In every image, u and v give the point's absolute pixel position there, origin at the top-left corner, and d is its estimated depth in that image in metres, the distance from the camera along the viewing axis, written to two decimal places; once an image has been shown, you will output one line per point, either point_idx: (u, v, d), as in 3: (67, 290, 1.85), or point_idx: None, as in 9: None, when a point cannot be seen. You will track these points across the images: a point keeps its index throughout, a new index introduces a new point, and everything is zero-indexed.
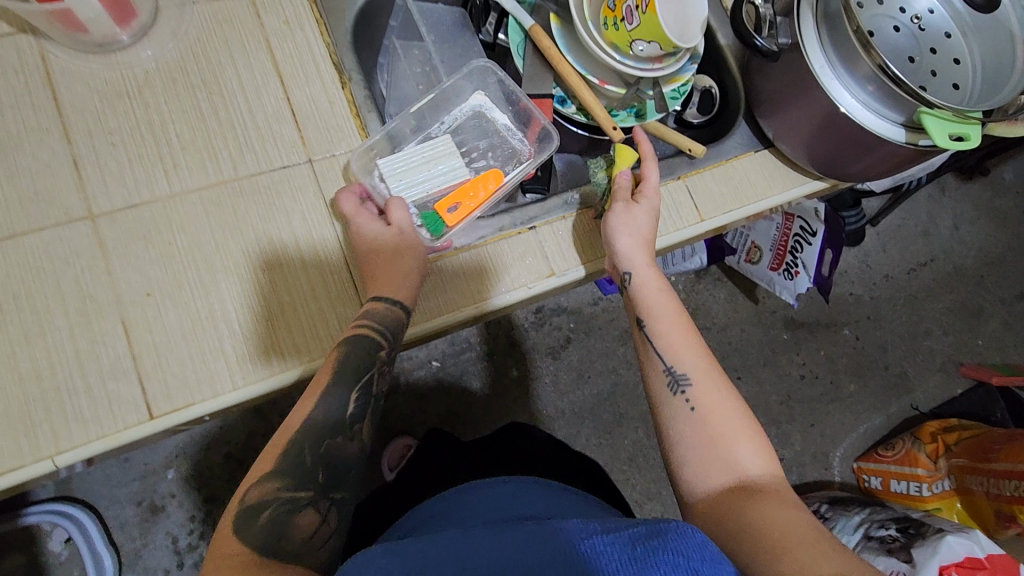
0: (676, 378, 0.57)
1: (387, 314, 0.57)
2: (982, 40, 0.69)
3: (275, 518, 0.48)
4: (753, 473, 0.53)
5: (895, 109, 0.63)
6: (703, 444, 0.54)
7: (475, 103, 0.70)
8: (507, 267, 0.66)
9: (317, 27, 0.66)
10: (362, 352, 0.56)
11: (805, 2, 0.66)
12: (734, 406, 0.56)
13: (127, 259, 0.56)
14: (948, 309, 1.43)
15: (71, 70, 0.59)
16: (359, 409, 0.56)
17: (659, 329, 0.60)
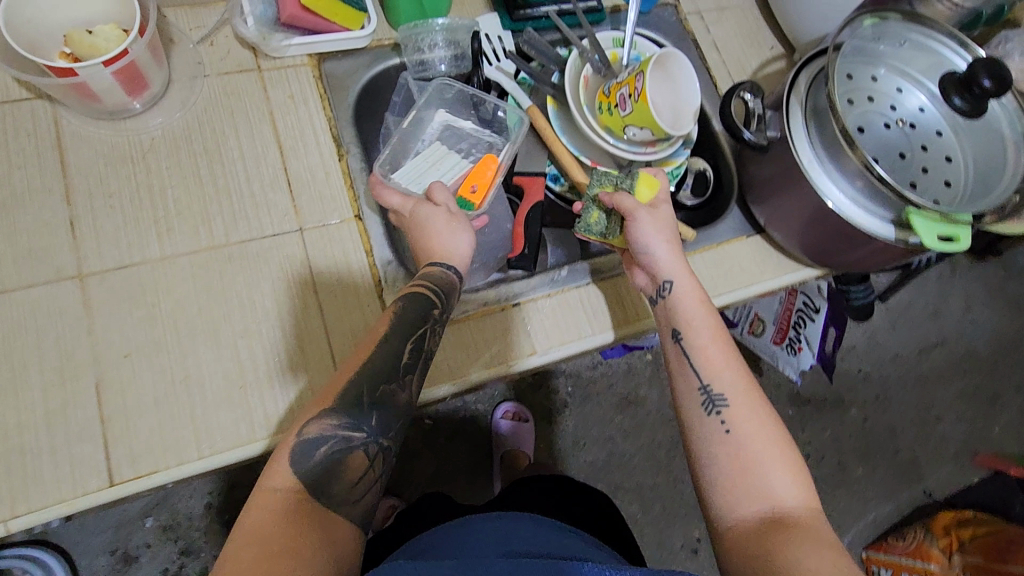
0: (711, 398, 0.55)
1: (442, 277, 0.57)
2: (973, 140, 0.70)
3: (328, 456, 0.47)
4: (787, 503, 0.50)
5: (882, 206, 0.64)
6: (738, 470, 0.51)
7: (441, 118, 0.75)
8: (524, 330, 0.67)
9: (320, 103, 0.70)
10: (419, 308, 0.55)
11: (794, 97, 0.68)
12: (771, 431, 0.53)
13: (111, 319, 0.57)
14: (961, 393, 1.38)
15: (81, 135, 0.62)
16: (411, 360, 0.53)
17: (698, 345, 0.57)
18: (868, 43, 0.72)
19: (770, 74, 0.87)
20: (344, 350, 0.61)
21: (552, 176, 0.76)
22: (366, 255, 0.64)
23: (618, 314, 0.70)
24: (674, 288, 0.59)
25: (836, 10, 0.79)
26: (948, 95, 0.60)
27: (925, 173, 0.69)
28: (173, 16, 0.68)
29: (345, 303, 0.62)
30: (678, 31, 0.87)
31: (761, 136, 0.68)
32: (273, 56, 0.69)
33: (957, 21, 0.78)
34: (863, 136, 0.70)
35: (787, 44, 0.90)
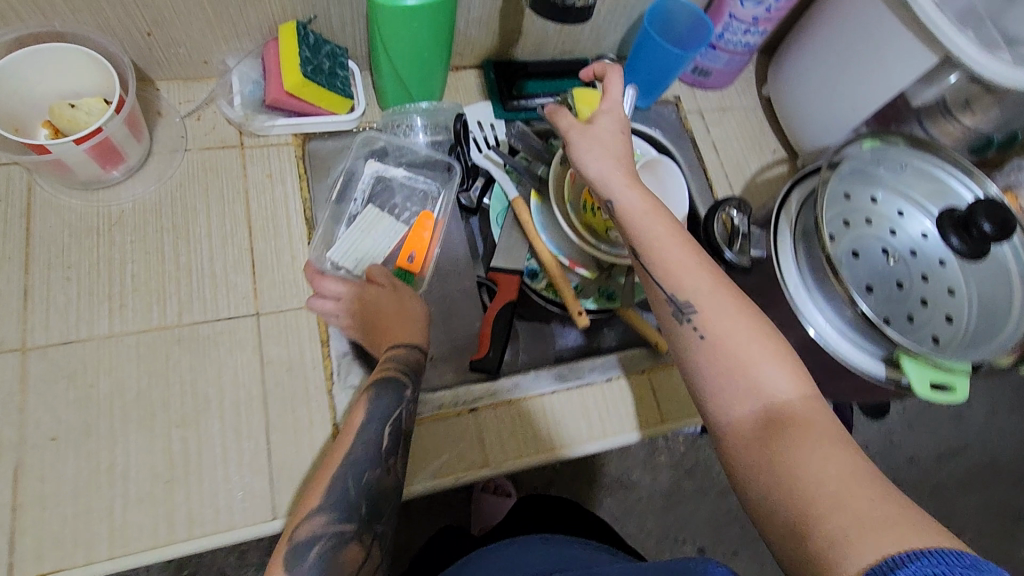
0: (679, 307, 0.50)
1: (407, 356, 0.57)
2: (979, 273, 0.64)
3: (321, 557, 0.45)
4: (781, 393, 0.45)
5: (872, 342, 0.60)
6: (718, 380, 0.47)
7: (373, 169, 0.72)
8: (514, 428, 0.64)
9: (298, 183, 0.69)
10: (390, 390, 0.54)
11: (783, 218, 0.64)
12: (745, 322, 0.48)
13: (44, 398, 0.55)
14: (983, 508, 1.26)
15: (51, 204, 0.62)
16: (392, 443, 0.52)
17: (658, 254, 0.52)
18: (867, 162, 0.68)
19: (769, 179, 0.84)
20: (283, 447, 0.58)
21: (530, 271, 0.73)
22: (321, 345, 0.62)
23: (583, 427, 0.66)
24: (619, 206, 0.53)
25: (839, 126, 0.76)
26: (945, 233, 0.57)
27: (924, 306, 0.64)
28: (166, 90, 0.69)
29: (292, 396, 0.60)
30: (677, 130, 0.85)
31: (745, 255, 0.64)
32: (257, 133, 0.69)
33: (965, 144, 0.75)
34: (857, 262, 0.65)
35: (789, 149, 0.87)
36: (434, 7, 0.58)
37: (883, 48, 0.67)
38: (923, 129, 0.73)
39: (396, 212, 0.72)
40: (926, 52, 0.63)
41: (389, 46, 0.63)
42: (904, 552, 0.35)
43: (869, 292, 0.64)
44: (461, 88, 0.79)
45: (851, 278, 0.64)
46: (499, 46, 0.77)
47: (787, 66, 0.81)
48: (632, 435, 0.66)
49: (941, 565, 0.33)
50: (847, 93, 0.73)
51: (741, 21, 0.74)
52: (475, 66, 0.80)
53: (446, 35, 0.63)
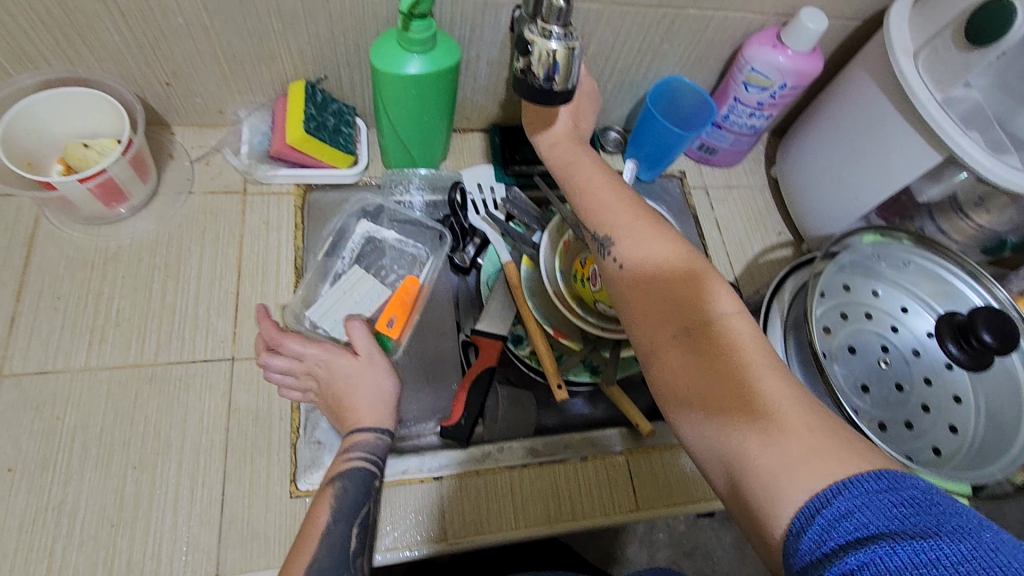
0: (600, 241, 0.51)
1: (375, 443, 0.54)
2: (989, 383, 0.60)
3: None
4: (712, 312, 0.45)
5: None
6: (644, 306, 0.47)
7: (363, 230, 0.71)
8: (482, 501, 0.61)
9: (293, 232, 0.70)
10: (358, 488, 0.51)
11: (774, 308, 0.62)
12: (663, 243, 0.49)
13: (9, 427, 0.55)
14: None
15: (54, 236, 0.64)
16: (358, 546, 0.49)
17: (584, 197, 0.54)
18: (869, 255, 0.65)
19: (772, 261, 0.82)
20: (236, 499, 0.56)
21: (514, 337, 0.72)
22: (291, 396, 0.61)
23: (551, 509, 0.62)
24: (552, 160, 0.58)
25: (843, 216, 0.74)
26: (942, 339, 0.54)
27: (925, 412, 0.60)
28: (181, 134, 0.72)
29: (252, 446, 0.58)
30: (680, 204, 0.85)
31: None
32: (260, 181, 0.71)
33: (978, 245, 0.71)
34: (853, 358, 0.62)
35: (795, 232, 0.85)
36: (432, 76, 0.60)
37: (887, 140, 0.66)
38: (935, 225, 0.70)
39: (383, 274, 0.70)
40: (931, 151, 0.62)
41: (391, 112, 0.65)
42: (827, 487, 0.35)
43: (865, 392, 0.61)
44: (464, 150, 0.80)
45: (844, 376, 0.61)
46: (504, 113, 0.79)
47: (794, 151, 0.80)
48: (614, 518, 0.63)
49: (858, 494, 0.34)
50: (853, 183, 0.71)
51: (746, 105, 0.74)
52: (482, 130, 0.81)
53: (446, 102, 0.65)
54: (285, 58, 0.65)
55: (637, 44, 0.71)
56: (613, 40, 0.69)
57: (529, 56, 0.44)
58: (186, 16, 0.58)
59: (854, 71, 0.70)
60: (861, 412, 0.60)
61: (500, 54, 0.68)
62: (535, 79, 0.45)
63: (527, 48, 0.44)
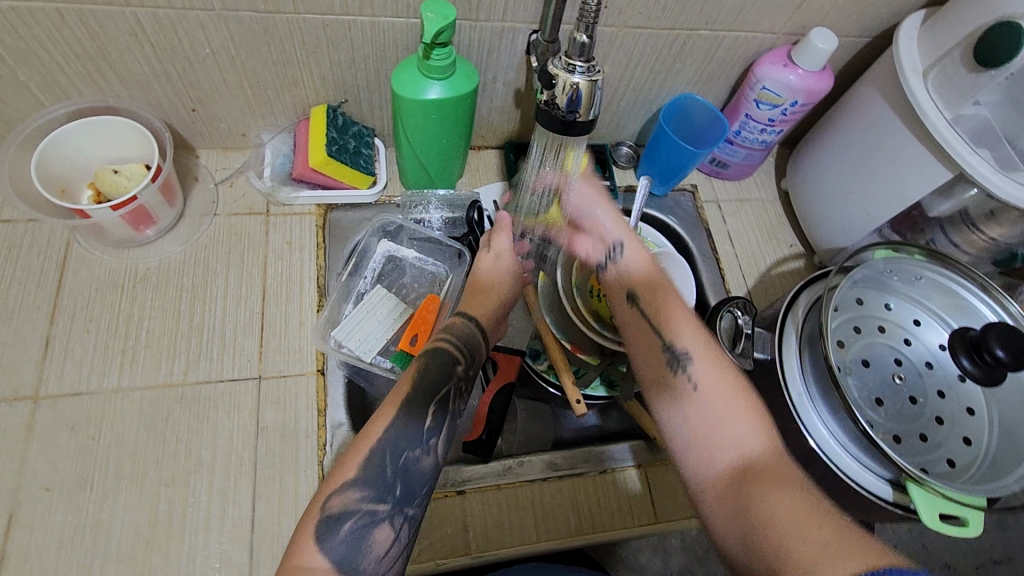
0: (674, 355, 0.56)
1: (464, 330, 0.61)
2: (1002, 396, 0.60)
3: (353, 532, 0.48)
4: (759, 445, 0.50)
5: (880, 464, 0.57)
6: (698, 454, 0.51)
7: (385, 250, 0.74)
8: (506, 517, 0.63)
9: (316, 251, 0.72)
10: (443, 365, 0.57)
11: (791, 324, 0.63)
12: (733, 381, 0.54)
13: (46, 447, 0.57)
14: None
15: (84, 260, 0.66)
16: (434, 425, 0.54)
17: (656, 311, 0.59)
18: (882, 269, 0.66)
19: (784, 274, 0.83)
20: (266, 514, 0.58)
21: (532, 352, 0.74)
22: (317, 413, 0.63)
23: (572, 523, 0.63)
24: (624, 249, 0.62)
25: (854, 230, 0.75)
26: (956, 353, 0.55)
27: (939, 424, 0.61)
28: (205, 157, 0.74)
29: (281, 463, 0.60)
30: (692, 218, 0.86)
31: (746, 359, 0.65)
32: (283, 203, 0.73)
33: (988, 257, 0.72)
34: (868, 371, 0.63)
35: (807, 244, 0.86)
36: (452, 101, 0.62)
37: (898, 156, 0.67)
38: (946, 237, 0.71)
39: (404, 292, 0.72)
40: (942, 168, 0.63)
41: (410, 135, 0.66)
42: None
43: (879, 405, 0.61)
44: (480, 168, 0.82)
45: (858, 387, 0.62)
46: (519, 131, 0.80)
47: (805, 165, 0.82)
48: (633, 529, 0.64)
49: None
50: (863, 198, 0.72)
51: (757, 121, 0.76)
52: (497, 147, 0.83)
53: (464, 125, 0.67)
54: (308, 84, 0.67)
55: (650, 64, 0.72)
56: (626, 60, 0.71)
57: (553, 88, 0.46)
58: (214, 46, 0.60)
59: (864, 88, 0.71)
60: (876, 425, 0.60)
61: (516, 76, 0.70)
62: (557, 109, 0.47)
63: (550, 81, 0.46)
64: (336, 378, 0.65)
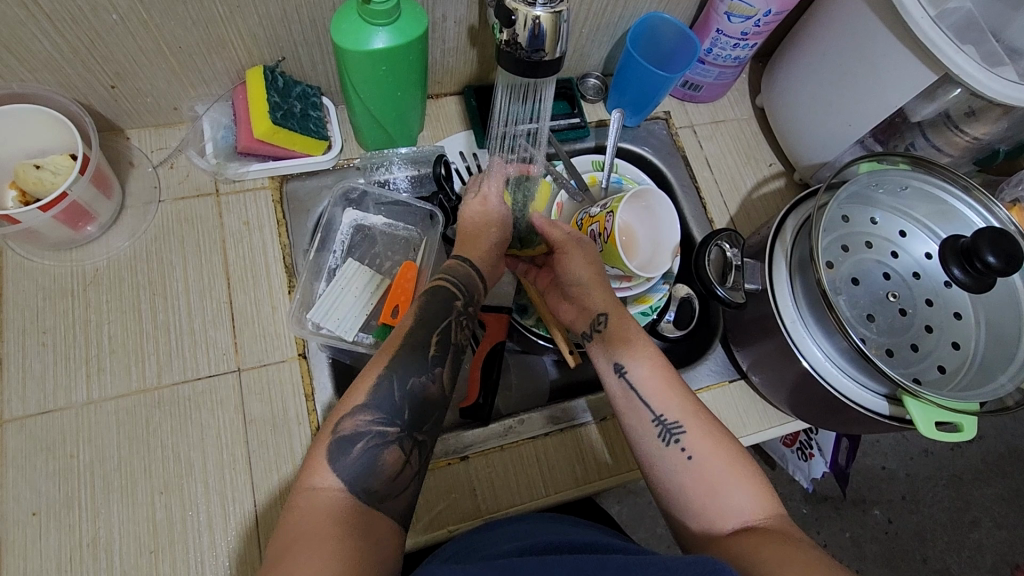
0: (667, 427, 0.53)
1: (459, 269, 0.58)
2: (988, 299, 0.59)
3: (366, 453, 0.46)
4: (759, 517, 0.48)
5: (874, 379, 0.58)
6: (697, 525, 0.49)
7: (351, 220, 0.69)
8: (516, 475, 0.62)
9: (277, 229, 0.67)
10: (440, 298, 0.55)
11: (780, 251, 0.62)
12: (726, 444, 0.52)
13: (23, 471, 0.54)
14: (999, 497, 1.20)
15: (24, 268, 0.61)
16: (439, 352, 0.52)
17: (645, 375, 0.56)
18: (868, 183, 0.63)
19: (766, 196, 0.82)
20: (269, 507, 0.56)
21: (519, 308, 0.72)
22: (306, 399, 0.60)
23: (580, 472, 0.64)
24: (609, 320, 0.59)
25: (835, 143, 0.73)
26: (947, 263, 0.55)
27: (928, 333, 0.59)
28: (137, 138, 0.68)
29: (275, 455, 0.58)
30: (668, 147, 0.82)
31: (738, 291, 0.63)
32: (233, 179, 0.67)
33: (971, 157, 0.70)
34: (857, 289, 0.61)
35: (786, 162, 0.84)
36: (401, 49, 0.56)
37: (878, 62, 0.64)
38: (928, 142, 0.68)
39: (378, 262, 0.69)
40: (926, 70, 0.60)
41: (361, 91, 0.60)
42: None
43: (870, 321, 0.59)
44: (441, 117, 0.76)
45: (849, 306, 0.60)
46: (477, 73, 0.74)
47: (780, 79, 0.78)
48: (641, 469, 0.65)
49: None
50: (844, 107, 0.70)
51: (729, 36, 0.71)
52: (456, 93, 0.77)
53: (418, 74, 0.61)
54: (237, 43, 0.60)
55: None
56: None
57: (513, 25, 0.43)
58: (121, 11, 0.52)
59: None
60: (869, 341, 0.58)
61: (467, 12, 0.63)
62: (520, 49, 0.44)
63: (510, 17, 0.43)
64: (319, 361, 0.63)
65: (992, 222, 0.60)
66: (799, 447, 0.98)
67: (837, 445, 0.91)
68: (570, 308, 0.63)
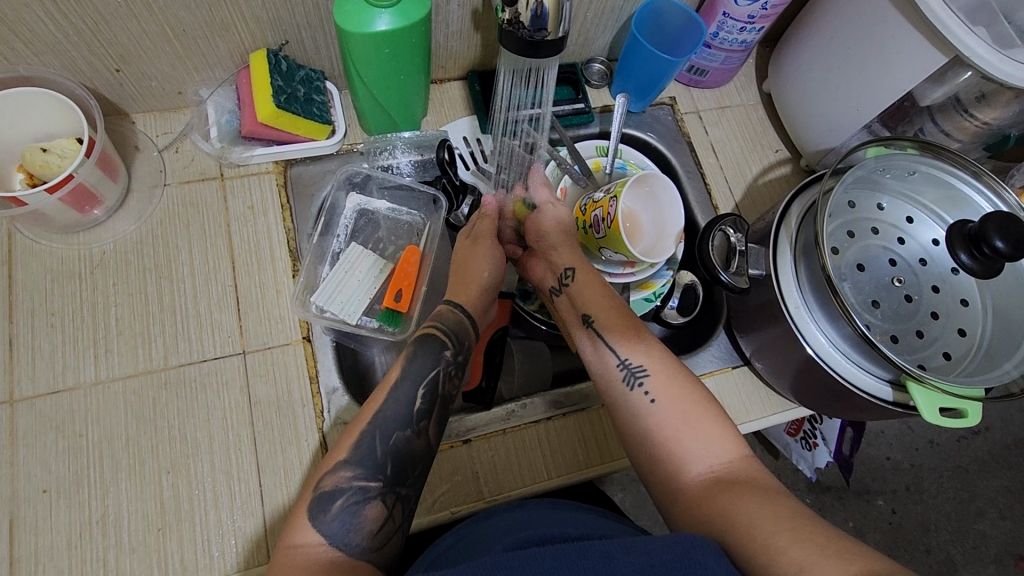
0: (631, 371, 0.55)
1: (448, 316, 0.58)
2: (996, 285, 0.59)
3: (346, 510, 0.46)
4: (722, 458, 0.49)
5: (862, 352, 0.57)
6: (667, 471, 0.50)
7: (354, 206, 0.70)
8: (517, 459, 0.63)
9: (281, 214, 0.67)
10: (431, 349, 0.55)
11: (783, 236, 0.61)
12: (688, 388, 0.53)
13: (34, 450, 0.55)
14: (1005, 489, 1.19)
15: (32, 250, 0.61)
16: (425, 406, 0.52)
17: (608, 323, 0.58)
18: (874, 168, 0.62)
19: (772, 182, 0.81)
20: (273, 488, 0.57)
21: (522, 294, 0.72)
22: (310, 381, 0.61)
23: (581, 456, 0.64)
24: (576, 274, 0.61)
25: (842, 128, 0.72)
26: (954, 249, 0.54)
27: (934, 319, 0.59)
28: (143, 122, 0.68)
29: (280, 438, 0.59)
30: (673, 133, 0.82)
31: (743, 276, 0.61)
32: (237, 163, 0.68)
33: (981, 143, 0.69)
34: (863, 275, 0.60)
35: (793, 148, 0.83)
36: (404, 32, 0.55)
37: (888, 45, 0.63)
38: (937, 127, 0.67)
39: (380, 247, 0.70)
40: (936, 53, 0.59)
41: (364, 74, 0.60)
42: None
43: (875, 307, 0.59)
44: (445, 102, 0.76)
45: (855, 292, 0.59)
46: (482, 57, 0.74)
47: (788, 64, 0.77)
48: None
49: None
50: (852, 92, 0.69)
51: (736, 20, 0.70)
52: (461, 78, 0.77)
53: (421, 57, 0.60)
54: (241, 27, 0.59)
55: None
56: None
57: (516, 4, 0.43)
58: None
59: None
60: (874, 326, 0.58)
61: None
62: (522, 29, 0.44)
63: None
64: (324, 344, 0.63)
65: (1000, 207, 0.59)
66: (803, 436, 0.97)
67: (841, 433, 0.91)
68: (541, 265, 0.64)
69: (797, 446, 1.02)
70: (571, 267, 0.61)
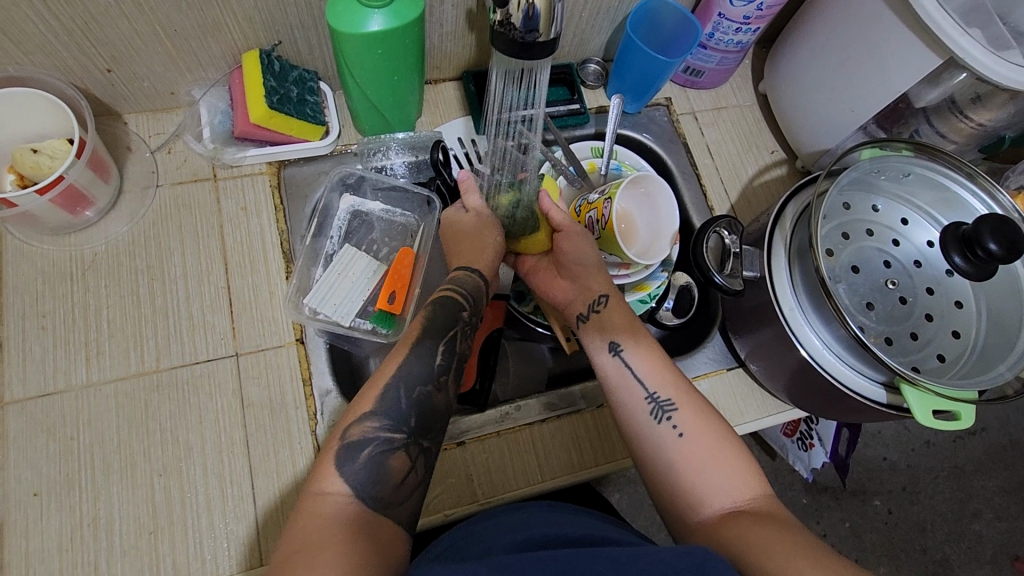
0: (659, 404, 0.54)
1: (466, 280, 0.58)
2: (990, 287, 0.59)
3: (372, 459, 0.46)
4: (745, 496, 0.49)
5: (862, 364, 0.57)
6: (686, 502, 0.50)
7: (348, 206, 0.69)
8: (511, 461, 0.63)
9: (275, 215, 0.67)
10: (449, 311, 0.55)
11: (778, 237, 0.61)
12: (715, 424, 0.53)
13: (25, 453, 0.55)
14: (1001, 489, 1.19)
15: (24, 251, 0.61)
16: (445, 361, 0.52)
17: (637, 354, 0.57)
18: (869, 170, 0.62)
19: (767, 183, 0.81)
20: (267, 490, 0.57)
21: (517, 295, 0.72)
22: (303, 384, 0.61)
23: (575, 458, 0.64)
24: (610, 302, 0.61)
25: (837, 129, 0.72)
26: (948, 251, 0.54)
27: (928, 321, 0.59)
28: (135, 123, 0.67)
29: (273, 440, 0.58)
30: (669, 134, 0.82)
31: (737, 278, 0.62)
32: (230, 164, 0.67)
33: (976, 144, 0.69)
34: (857, 277, 0.60)
35: (789, 149, 0.83)
36: (398, 32, 0.55)
37: (883, 45, 0.63)
38: (932, 128, 0.67)
39: (374, 248, 0.69)
40: (931, 55, 0.59)
41: (358, 76, 0.60)
42: None
43: (870, 309, 0.59)
44: (439, 103, 0.75)
45: (849, 294, 0.59)
46: (476, 58, 0.74)
47: (783, 65, 0.77)
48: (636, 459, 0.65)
49: None
50: (847, 93, 0.69)
51: (732, 20, 0.70)
52: (455, 79, 0.76)
53: (414, 58, 0.60)
54: (233, 26, 0.59)
55: None
56: None
57: (507, 6, 0.43)
58: None
59: None
60: (869, 329, 0.58)
61: None
62: (514, 30, 0.44)
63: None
64: (317, 346, 0.63)
65: (995, 208, 0.59)
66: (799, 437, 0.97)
67: (837, 434, 0.91)
68: (567, 286, 0.63)
69: (793, 447, 1.02)
70: (605, 293, 0.61)
